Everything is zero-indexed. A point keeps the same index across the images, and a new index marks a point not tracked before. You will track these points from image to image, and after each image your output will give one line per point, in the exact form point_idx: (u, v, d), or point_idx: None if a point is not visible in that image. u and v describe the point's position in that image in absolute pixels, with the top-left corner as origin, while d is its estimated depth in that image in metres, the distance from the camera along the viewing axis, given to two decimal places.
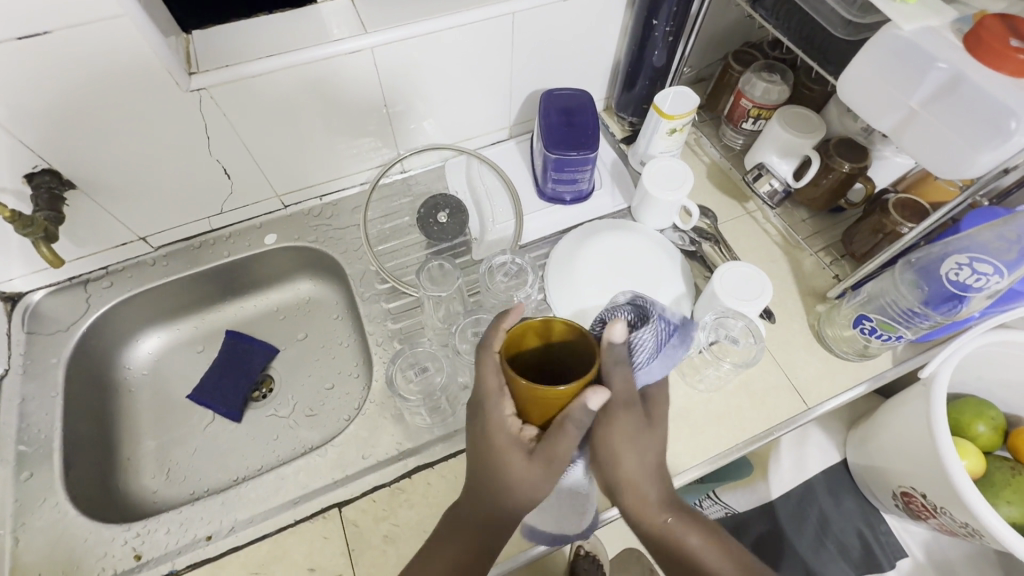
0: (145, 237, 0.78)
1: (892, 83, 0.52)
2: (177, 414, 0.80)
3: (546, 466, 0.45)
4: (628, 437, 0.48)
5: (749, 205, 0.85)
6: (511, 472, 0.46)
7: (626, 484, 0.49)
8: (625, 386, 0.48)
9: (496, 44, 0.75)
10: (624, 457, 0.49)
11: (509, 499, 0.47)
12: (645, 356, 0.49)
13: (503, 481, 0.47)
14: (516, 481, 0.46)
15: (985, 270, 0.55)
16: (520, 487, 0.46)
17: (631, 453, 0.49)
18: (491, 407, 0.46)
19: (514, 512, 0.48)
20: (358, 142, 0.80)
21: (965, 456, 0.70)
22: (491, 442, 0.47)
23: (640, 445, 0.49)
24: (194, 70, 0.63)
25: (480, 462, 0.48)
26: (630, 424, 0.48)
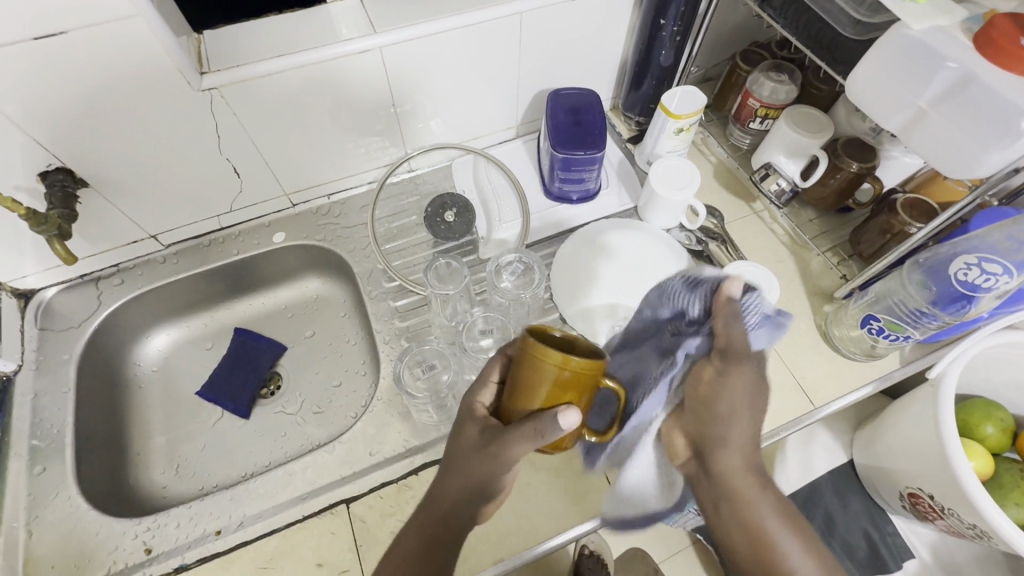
0: (156, 234, 0.79)
1: (901, 82, 0.52)
2: (187, 410, 0.81)
3: (493, 453, 0.45)
4: (738, 389, 0.44)
5: (756, 205, 0.84)
6: (464, 450, 0.46)
7: (722, 442, 0.44)
8: (739, 340, 0.43)
9: (503, 45, 0.75)
10: (729, 411, 0.43)
11: (458, 484, 0.47)
12: (756, 317, 0.45)
13: (460, 465, 0.47)
14: (466, 464, 0.46)
15: (994, 270, 0.55)
16: (468, 471, 0.46)
17: (736, 407, 0.44)
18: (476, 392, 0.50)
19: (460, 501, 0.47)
20: (366, 142, 0.81)
21: (972, 457, 0.70)
22: (461, 421, 0.49)
23: (749, 403, 0.44)
24: (205, 70, 0.63)
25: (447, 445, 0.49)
26: (743, 373, 0.44)
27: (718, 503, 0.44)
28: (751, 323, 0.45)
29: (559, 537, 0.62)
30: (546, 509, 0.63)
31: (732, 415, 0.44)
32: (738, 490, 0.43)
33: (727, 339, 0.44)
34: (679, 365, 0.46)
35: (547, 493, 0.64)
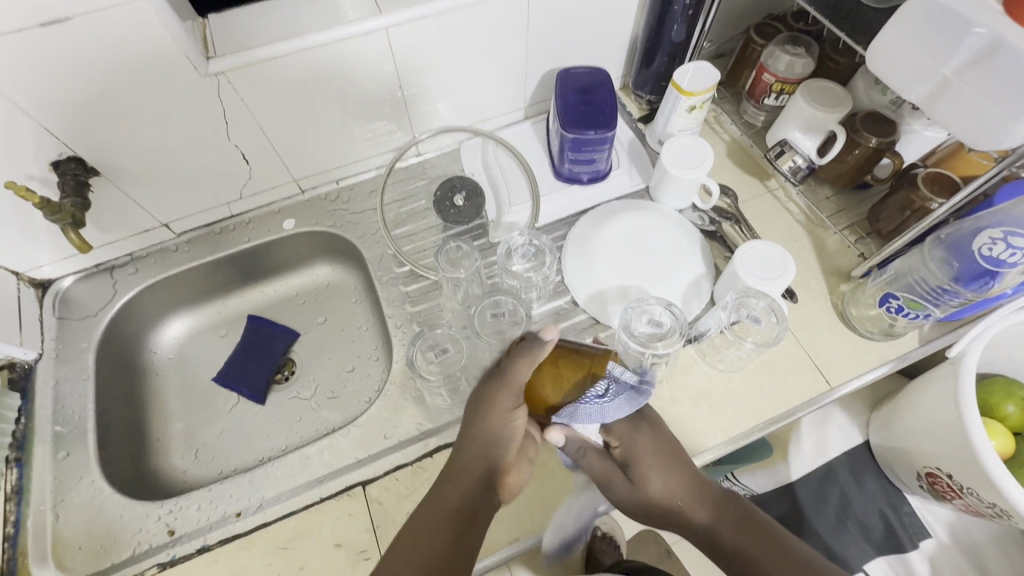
0: (168, 223, 0.79)
1: (923, 51, 0.50)
2: (204, 396, 0.82)
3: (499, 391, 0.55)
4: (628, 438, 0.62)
5: (771, 183, 0.83)
6: (479, 412, 0.56)
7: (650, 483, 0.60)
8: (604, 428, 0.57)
9: (510, 23, 0.74)
10: (667, 498, 0.60)
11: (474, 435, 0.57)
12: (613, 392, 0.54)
13: (478, 428, 0.57)
14: (482, 425, 0.56)
15: (1020, 245, 0.53)
16: (489, 424, 0.56)
17: (658, 488, 0.60)
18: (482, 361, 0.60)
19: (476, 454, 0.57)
20: (374, 126, 0.80)
21: (993, 436, 0.68)
22: (475, 394, 0.58)
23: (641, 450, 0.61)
24: (211, 54, 0.63)
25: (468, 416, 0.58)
26: (648, 466, 0.61)
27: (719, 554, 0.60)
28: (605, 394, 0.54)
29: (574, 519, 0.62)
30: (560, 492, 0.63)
31: (661, 493, 0.60)
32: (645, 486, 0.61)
33: (610, 471, 0.61)
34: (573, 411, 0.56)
35: (559, 477, 0.64)
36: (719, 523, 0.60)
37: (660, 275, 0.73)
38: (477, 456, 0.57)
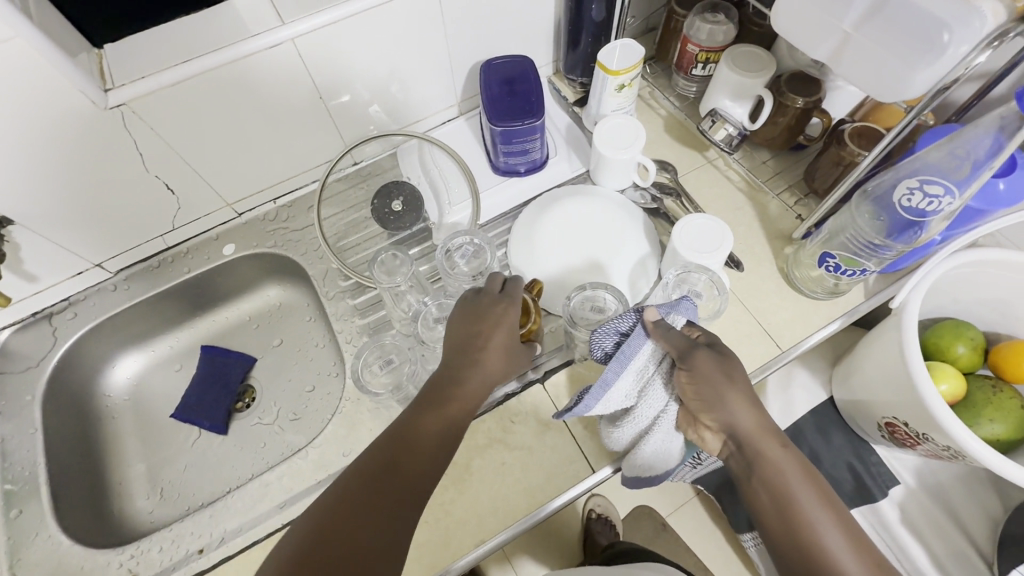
0: (101, 262, 0.77)
1: (824, 6, 0.49)
2: (164, 433, 0.81)
3: (514, 360, 0.56)
4: (718, 363, 0.49)
5: (709, 153, 0.83)
6: (496, 359, 0.54)
7: (728, 421, 0.48)
8: (675, 346, 0.50)
9: (426, 20, 0.72)
10: (730, 402, 0.48)
11: (476, 380, 0.53)
12: (665, 309, 0.54)
13: (485, 373, 0.53)
14: (491, 375, 0.54)
15: (937, 192, 0.53)
16: (497, 373, 0.54)
17: (724, 382, 0.48)
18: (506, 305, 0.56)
19: (472, 395, 0.52)
20: (302, 140, 0.78)
21: (944, 379, 0.69)
22: (500, 319, 0.55)
23: (725, 379, 0.48)
24: (109, 85, 0.60)
25: (480, 326, 0.55)
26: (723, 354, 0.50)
27: (745, 474, 0.48)
28: (666, 311, 0.53)
29: (539, 513, 0.62)
30: (524, 487, 0.64)
31: (727, 388, 0.48)
32: (742, 431, 0.48)
33: (689, 347, 0.50)
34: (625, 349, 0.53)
35: (522, 474, 0.64)
36: (763, 452, 0.47)
37: (603, 260, 0.72)
38: (475, 389, 0.53)
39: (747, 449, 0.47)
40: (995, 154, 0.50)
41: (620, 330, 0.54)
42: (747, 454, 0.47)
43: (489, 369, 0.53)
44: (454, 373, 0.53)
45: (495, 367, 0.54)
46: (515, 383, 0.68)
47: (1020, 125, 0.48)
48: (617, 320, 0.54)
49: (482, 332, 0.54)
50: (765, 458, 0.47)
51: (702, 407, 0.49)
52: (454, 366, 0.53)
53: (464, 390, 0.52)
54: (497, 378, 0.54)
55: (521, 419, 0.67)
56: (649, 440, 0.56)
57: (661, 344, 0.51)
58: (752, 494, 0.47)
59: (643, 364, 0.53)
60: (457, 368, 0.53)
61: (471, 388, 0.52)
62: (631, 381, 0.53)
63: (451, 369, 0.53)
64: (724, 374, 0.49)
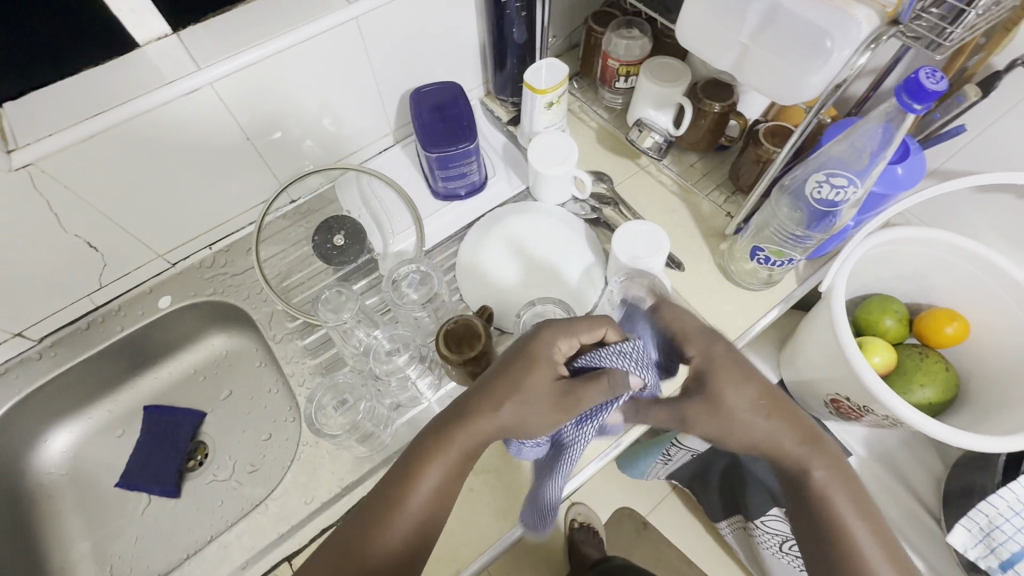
0: (22, 331, 0.72)
1: (721, 23, 0.53)
2: (110, 505, 0.76)
3: (541, 404, 0.44)
4: (707, 414, 0.46)
5: (642, 160, 0.86)
6: (513, 398, 0.44)
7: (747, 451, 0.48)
8: (665, 415, 0.48)
9: (349, 53, 0.72)
10: (742, 435, 0.46)
11: (475, 420, 0.44)
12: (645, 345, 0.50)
13: (494, 415, 0.44)
14: (504, 419, 0.44)
15: (842, 183, 0.57)
16: (513, 417, 0.44)
17: (719, 432, 0.46)
18: (548, 336, 0.46)
19: (466, 440, 0.44)
20: (233, 183, 0.76)
21: (877, 352, 0.74)
22: (537, 353, 0.45)
23: (724, 426, 0.46)
24: (12, 146, 0.57)
25: (516, 357, 0.46)
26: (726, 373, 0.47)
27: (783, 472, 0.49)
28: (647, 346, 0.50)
29: (513, 533, 0.62)
30: (494, 510, 0.63)
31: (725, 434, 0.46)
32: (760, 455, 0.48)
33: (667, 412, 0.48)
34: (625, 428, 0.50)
35: (491, 497, 0.64)
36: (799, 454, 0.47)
37: (551, 274, 0.74)
38: (474, 435, 0.44)
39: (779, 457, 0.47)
40: (886, 145, 0.53)
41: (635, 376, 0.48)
42: (783, 462, 0.47)
43: (503, 412, 0.44)
44: (467, 409, 0.45)
45: (504, 404, 0.44)
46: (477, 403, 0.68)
47: (901, 119, 0.51)
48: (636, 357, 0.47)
49: (514, 363, 0.45)
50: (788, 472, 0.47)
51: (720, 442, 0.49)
52: (467, 398, 0.46)
53: (461, 440, 0.44)
54: (513, 421, 0.44)
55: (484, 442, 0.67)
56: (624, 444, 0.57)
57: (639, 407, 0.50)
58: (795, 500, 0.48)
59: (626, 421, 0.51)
60: (462, 403, 0.45)
61: (467, 432, 0.44)
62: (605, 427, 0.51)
63: (465, 401, 0.45)
64: (720, 422, 0.46)
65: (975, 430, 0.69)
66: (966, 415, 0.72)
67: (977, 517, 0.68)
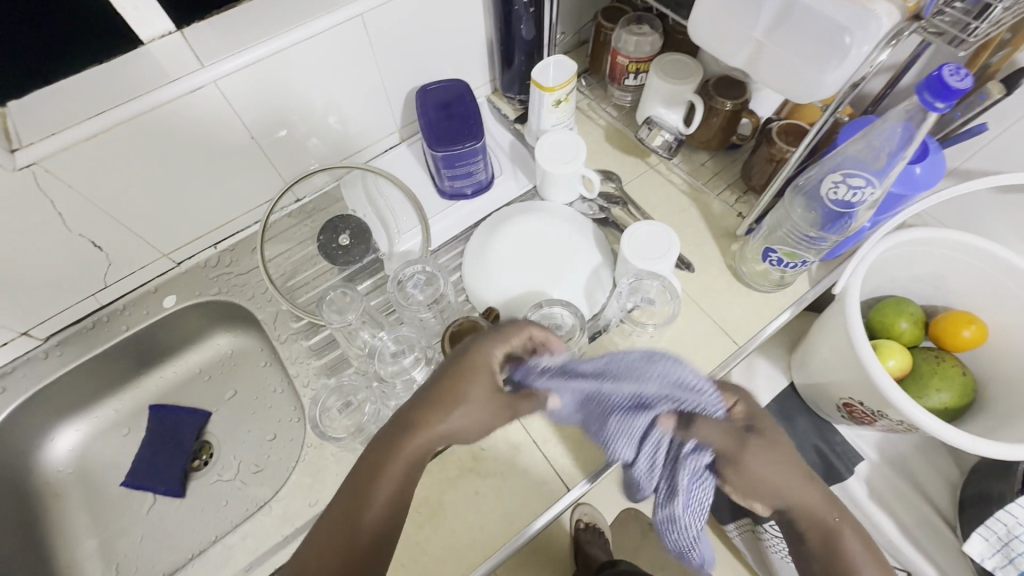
0: (28, 330, 0.72)
1: (735, 19, 0.52)
2: (116, 504, 0.76)
3: (488, 413, 0.46)
4: (769, 452, 0.45)
5: (651, 158, 0.84)
6: (460, 411, 0.45)
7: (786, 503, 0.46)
8: (723, 440, 0.44)
9: (355, 50, 0.71)
10: (787, 479, 0.46)
11: (425, 429, 0.45)
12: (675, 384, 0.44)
13: (439, 425, 0.45)
14: (449, 426, 0.45)
15: (859, 184, 0.55)
16: (459, 425, 0.45)
17: (776, 471, 0.45)
18: (485, 346, 0.47)
19: (417, 447, 0.44)
20: (238, 182, 0.76)
21: (892, 355, 0.72)
22: (477, 365, 0.46)
23: (780, 466, 0.45)
24: (16, 145, 0.57)
25: (458, 369, 0.46)
26: (771, 427, 0.46)
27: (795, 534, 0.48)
28: (676, 384, 0.44)
29: (520, 537, 0.62)
30: (501, 515, 0.62)
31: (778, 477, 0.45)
32: (800, 508, 0.46)
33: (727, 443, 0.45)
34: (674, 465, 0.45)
35: (497, 501, 0.63)
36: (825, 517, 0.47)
37: (559, 275, 0.73)
38: (423, 440, 0.45)
39: (805, 509, 0.47)
40: (905, 144, 0.52)
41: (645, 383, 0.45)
42: (812, 515, 0.47)
43: (450, 421, 0.45)
44: (413, 418, 0.45)
45: (451, 412, 0.45)
46: None
47: (922, 118, 0.49)
48: (668, 370, 0.45)
49: (459, 374, 0.46)
50: (819, 530, 0.47)
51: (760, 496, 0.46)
52: (413, 407, 0.46)
53: (412, 444, 0.44)
54: (459, 429, 0.46)
55: (490, 445, 0.66)
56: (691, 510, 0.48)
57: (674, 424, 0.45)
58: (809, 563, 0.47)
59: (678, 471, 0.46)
60: (411, 412, 0.45)
61: (417, 441, 0.44)
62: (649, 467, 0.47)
63: (411, 410, 0.46)
64: (774, 462, 0.45)
65: (993, 436, 0.67)
66: (984, 421, 0.71)
67: (995, 526, 0.67)
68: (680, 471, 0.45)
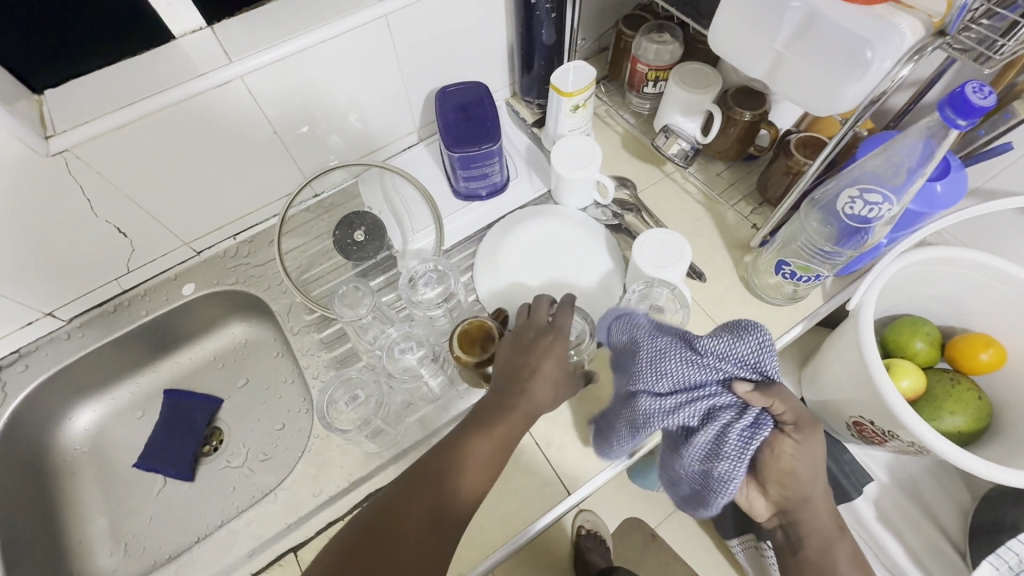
0: (52, 311, 0.74)
1: (755, 30, 0.52)
2: (128, 484, 0.78)
3: (563, 387, 0.53)
4: (808, 451, 0.50)
5: (667, 167, 0.84)
6: (545, 390, 0.51)
7: (798, 499, 0.53)
8: (789, 418, 0.50)
9: (378, 51, 0.72)
10: (811, 478, 0.51)
11: (519, 413, 0.50)
12: (749, 350, 0.50)
13: (528, 406, 0.51)
14: (538, 404, 0.51)
15: (876, 200, 0.55)
16: (544, 402, 0.51)
17: (807, 466, 0.51)
18: (544, 335, 0.54)
19: (515, 431, 0.50)
20: (258, 175, 0.78)
21: (904, 376, 0.71)
22: (544, 350, 0.53)
23: (811, 465, 0.51)
24: (50, 132, 0.59)
25: (527, 357, 0.53)
26: (814, 435, 0.50)
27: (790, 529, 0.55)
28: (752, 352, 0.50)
29: (518, 539, 0.62)
30: (500, 515, 0.63)
31: (805, 475, 0.51)
32: (809, 507, 0.53)
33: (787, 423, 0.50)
34: (720, 423, 0.50)
35: (497, 501, 0.63)
36: (827, 526, 0.53)
37: (568, 278, 0.73)
38: (514, 422, 0.50)
39: (813, 506, 0.53)
40: (925, 161, 0.51)
41: (728, 346, 0.50)
42: (814, 512, 0.53)
43: (539, 400, 0.51)
44: (502, 407, 0.50)
45: (536, 393, 0.51)
46: None
47: (944, 134, 0.49)
48: (746, 339, 0.50)
49: (530, 362, 0.52)
50: (816, 530, 0.53)
51: (780, 486, 0.52)
52: (499, 398, 0.51)
53: (499, 431, 0.49)
54: (545, 404, 0.52)
55: None
56: (719, 476, 0.51)
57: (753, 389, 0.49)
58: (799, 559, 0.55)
59: (723, 431, 0.50)
60: (496, 403, 0.51)
61: (511, 424, 0.50)
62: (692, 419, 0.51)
63: (496, 401, 0.51)
64: (807, 461, 0.51)
65: (1008, 463, 0.66)
66: (998, 446, 0.69)
67: (1007, 555, 0.65)
68: (729, 430, 0.49)
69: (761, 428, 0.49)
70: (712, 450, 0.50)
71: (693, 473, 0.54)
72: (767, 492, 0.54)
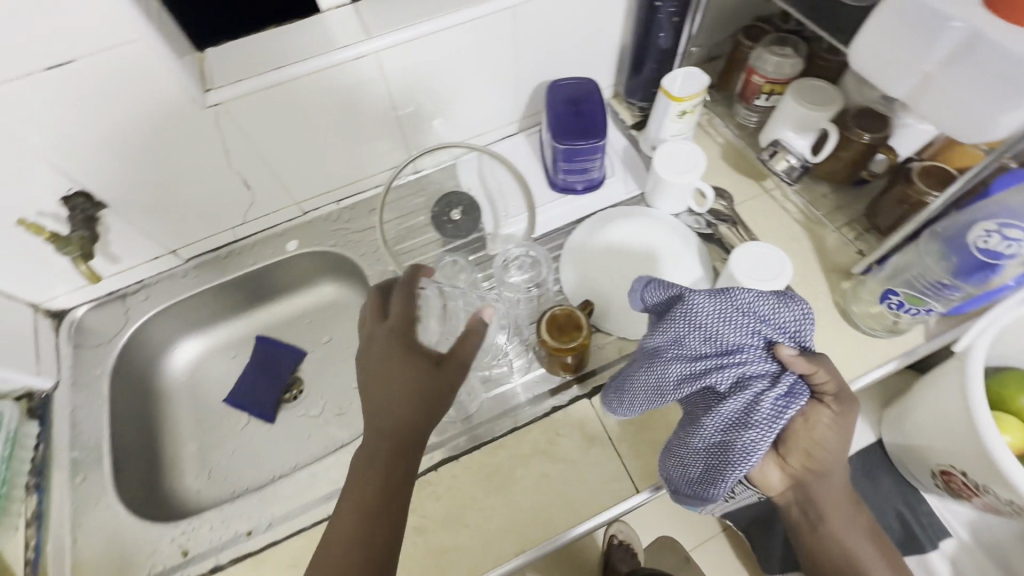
0: (174, 250, 0.82)
1: (903, 48, 0.51)
2: (216, 417, 0.85)
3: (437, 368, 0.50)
4: (843, 426, 0.50)
5: (767, 183, 0.83)
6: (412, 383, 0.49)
7: (822, 477, 0.52)
8: (829, 391, 0.49)
9: (500, 41, 0.75)
10: (838, 454, 0.51)
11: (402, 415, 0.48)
12: (793, 319, 0.51)
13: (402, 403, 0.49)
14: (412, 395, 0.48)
15: (1016, 236, 0.52)
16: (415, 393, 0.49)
17: (838, 441, 0.50)
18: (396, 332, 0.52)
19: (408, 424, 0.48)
20: (370, 148, 0.82)
21: (1006, 431, 0.67)
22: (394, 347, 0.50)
23: (842, 440, 0.50)
24: (209, 87, 0.65)
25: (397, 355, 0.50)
26: (851, 411, 0.50)
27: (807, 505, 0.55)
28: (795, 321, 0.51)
29: (579, 528, 0.62)
30: (565, 501, 0.64)
31: (837, 449, 0.50)
32: (829, 484, 0.52)
33: (827, 396, 0.49)
34: (752, 389, 0.50)
35: (563, 486, 0.64)
36: (838, 498, 0.54)
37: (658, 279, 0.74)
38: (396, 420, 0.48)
39: (830, 483, 0.52)
40: None
41: (774, 307, 0.51)
42: (829, 488, 0.53)
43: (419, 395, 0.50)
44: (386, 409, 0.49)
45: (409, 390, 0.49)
46: (563, 396, 0.69)
47: None
48: (790, 305, 0.52)
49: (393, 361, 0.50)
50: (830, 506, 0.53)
51: (808, 462, 0.51)
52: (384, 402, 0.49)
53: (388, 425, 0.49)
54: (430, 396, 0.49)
55: (566, 432, 0.68)
56: (740, 445, 0.49)
57: (793, 357, 0.49)
58: (816, 533, 0.54)
59: (755, 397, 0.49)
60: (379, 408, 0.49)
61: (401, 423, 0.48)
62: (721, 382, 0.51)
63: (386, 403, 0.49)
64: (839, 437, 0.50)
65: None
66: None
67: None
68: (762, 395, 0.49)
69: (797, 398, 0.49)
70: (741, 417, 0.49)
71: (709, 445, 0.52)
72: (786, 464, 0.52)
